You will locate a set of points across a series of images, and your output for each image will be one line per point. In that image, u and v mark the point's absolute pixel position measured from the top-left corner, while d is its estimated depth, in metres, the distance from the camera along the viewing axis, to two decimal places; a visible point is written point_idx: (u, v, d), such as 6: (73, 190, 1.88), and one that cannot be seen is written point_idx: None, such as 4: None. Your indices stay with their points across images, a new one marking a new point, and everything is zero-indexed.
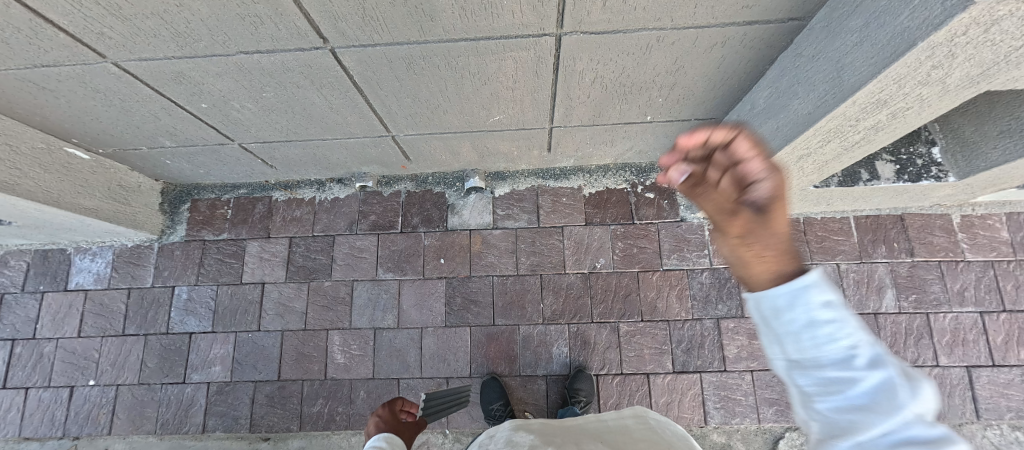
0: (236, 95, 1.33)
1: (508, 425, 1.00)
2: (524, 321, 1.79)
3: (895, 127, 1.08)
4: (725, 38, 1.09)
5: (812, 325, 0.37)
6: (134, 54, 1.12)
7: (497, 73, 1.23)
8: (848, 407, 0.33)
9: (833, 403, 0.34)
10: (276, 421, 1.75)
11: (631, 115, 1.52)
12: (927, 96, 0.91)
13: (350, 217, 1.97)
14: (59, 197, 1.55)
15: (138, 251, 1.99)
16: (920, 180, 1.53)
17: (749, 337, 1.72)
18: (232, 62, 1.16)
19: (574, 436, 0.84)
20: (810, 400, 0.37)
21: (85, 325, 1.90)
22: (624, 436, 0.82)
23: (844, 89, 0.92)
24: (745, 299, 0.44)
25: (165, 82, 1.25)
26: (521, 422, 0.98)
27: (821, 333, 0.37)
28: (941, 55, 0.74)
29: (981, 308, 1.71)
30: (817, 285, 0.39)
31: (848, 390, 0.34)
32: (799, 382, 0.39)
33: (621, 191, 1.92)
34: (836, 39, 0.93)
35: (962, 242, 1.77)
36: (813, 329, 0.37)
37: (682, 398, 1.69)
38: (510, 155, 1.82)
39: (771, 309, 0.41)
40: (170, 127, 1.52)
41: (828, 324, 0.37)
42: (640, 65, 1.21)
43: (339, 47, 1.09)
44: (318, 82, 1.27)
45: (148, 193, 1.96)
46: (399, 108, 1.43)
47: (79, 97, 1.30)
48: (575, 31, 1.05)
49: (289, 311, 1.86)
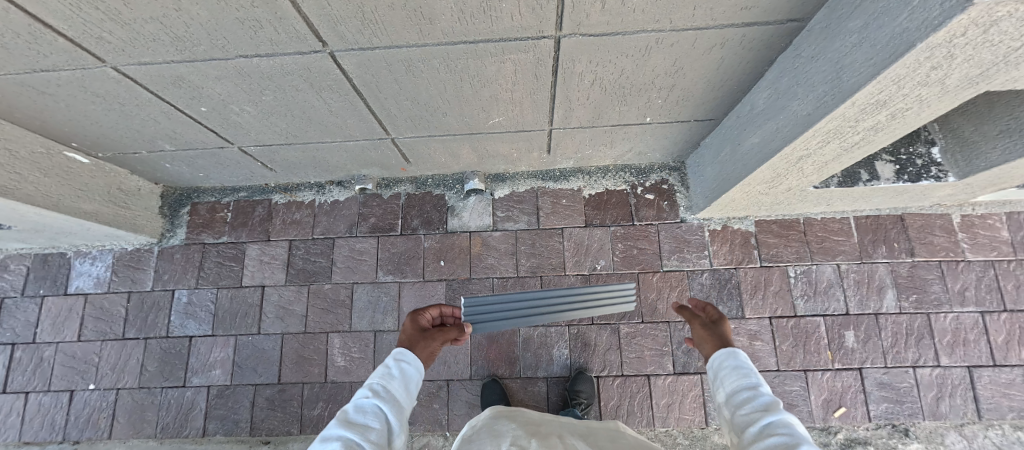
0: (236, 98, 1.33)
1: (492, 411, 0.96)
2: (524, 323, 1.79)
3: (895, 128, 1.08)
4: (724, 40, 1.09)
5: (740, 373, 0.81)
6: (133, 58, 1.12)
7: (497, 76, 1.23)
8: (757, 408, 0.72)
9: (750, 406, 0.73)
10: (276, 425, 1.74)
11: (631, 117, 1.52)
12: (927, 97, 0.91)
13: (350, 220, 1.97)
14: (59, 201, 1.54)
15: (138, 255, 1.99)
16: (920, 180, 1.52)
17: (749, 338, 1.72)
18: (231, 66, 1.16)
19: (557, 431, 0.83)
20: (743, 411, 0.74)
21: (85, 329, 1.90)
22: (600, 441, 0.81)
23: (844, 91, 0.92)
24: (710, 359, 0.92)
25: (164, 86, 1.25)
26: (503, 412, 0.96)
27: (745, 377, 0.80)
28: (940, 56, 0.74)
29: (982, 308, 1.71)
30: (731, 353, 0.88)
31: (756, 401, 0.73)
32: (739, 401, 0.76)
33: (621, 193, 1.92)
34: (835, 41, 0.93)
35: (963, 242, 1.77)
36: (741, 374, 0.81)
37: (683, 399, 1.68)
38: (510, 157, 1.82)
39: (722, 363, 0.87)
40: (170, 130, 1.52)
41: (746, 374, 0.81)
42: (640, 67, 1.21)
43: (339, 50, 1.09)
44: (318, 85, 1.27)
45: (147, 197, 1.96)
46: (399, 111, 1.43)
47: (78, 101, 1.30)
48: (574, 33, 1.05)
49: (289, 314, 1.86)
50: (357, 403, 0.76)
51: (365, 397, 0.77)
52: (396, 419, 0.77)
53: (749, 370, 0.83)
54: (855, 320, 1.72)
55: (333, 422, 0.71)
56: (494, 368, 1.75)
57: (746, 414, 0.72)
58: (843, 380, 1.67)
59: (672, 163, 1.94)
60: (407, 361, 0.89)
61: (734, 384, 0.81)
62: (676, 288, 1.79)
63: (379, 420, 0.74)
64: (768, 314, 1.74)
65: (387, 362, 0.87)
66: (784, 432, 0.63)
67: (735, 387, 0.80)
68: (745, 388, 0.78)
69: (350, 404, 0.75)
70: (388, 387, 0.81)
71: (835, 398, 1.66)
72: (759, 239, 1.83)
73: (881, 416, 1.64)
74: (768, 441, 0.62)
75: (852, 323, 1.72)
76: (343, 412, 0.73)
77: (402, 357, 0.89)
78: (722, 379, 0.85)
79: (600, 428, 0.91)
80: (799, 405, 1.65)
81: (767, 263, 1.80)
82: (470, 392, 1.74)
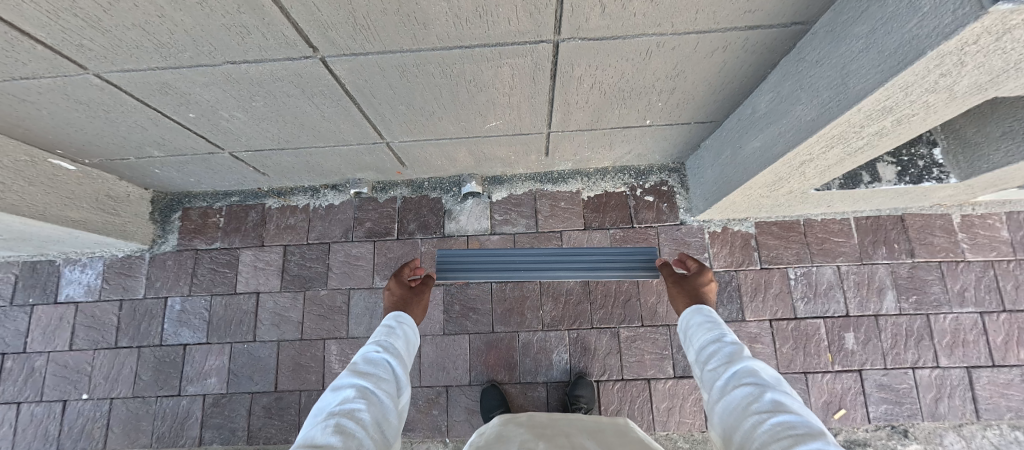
0: (225, 104, 1.29)
1: (499, 418, 0.94)
2: (523, 328, 1.77)
3: (899, 133, 1.06)
4: (726, 44, 1.06)
5: (716, 326, 0.89)
6: (117, 66, 1.08)
7: (493, 80, 1.20)
8: (726, 359, 0.79)
9: (720, 359, 0.80)
10: (274, 433, 1.73)
11: (630, 120, 1.49)
12: (934, 103, 0.89)
13: (346, 225, 1.94)
14: (45, 210, 1.50)
15: (129, 261, 1.95)
16: (922, 182, 1.51)
17: (749, 341, 1.71)
18: (220, 73, 1.12)
19: (563, 432, 0.82)
20: (710, 364, 0.82)
21: (76, 338, 1.86)
22: (609, 437, 0.82)
23: (850, 96, 0.90)
24: (685, 313, 1.02)
25: (150, 93, 1.21)
26: (511, 417, 0.94)
27: (719, 331, 0.87)
28: (950, 64, 0.72)
29: (981, 308, 1.70)
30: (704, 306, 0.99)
31: (729, 349, 0.81)
32: (706, 356, 0.85)
33: (620, 194, 1.90)
34: (840, 45, 0.91)
35: (963, 242, 1.76)
36: (716, 329, 0.88)
37: (683, 403, 1.68)
38: (507, 159, 1.79)
39: (695, 314, 0.98)
40: (158, 137, 1.49)
41: (720, 328, 0.89)
42: (639, 71, 1.18)
43: (331, 56, 1.06)
44: (310, 91, 1.23)
45: (137, 203, 1.92)
46: (393, 116, 1.39)
47: (62, 109, 1.26)
48: (573, 37, 1.01)
49: (284, 320, 1.83)
50: (364, 356, 0.82)
51: (374, 351, 0.84)
52: (402, 371, 0.83)
53: (719, 323, 0.91)
54: (855, 322, 1.71)
55: (344, 372, 0.77)
56: (493, 373, 1.74)
57: (713, 369, 0.80)
58: (842, 383, 1.67)
59: (672, 165, 1.92)
60: (406, 323, 0.98)
61: (704, 340, 0.89)
62: None
63: (387, 372, 0.80)
64: (768, 316, 1.74)
65: (388, 325, 0.94)
66: (750, 382, 0.71)
67: (702, 343, 0.88)
68: (712, 341, 0.86)
69: (359, 358, 0.81)
70: (394, 345, 0.89)
71: (835, 400, 1.66)
72: (759, 241, 1.81)
73: (881, 418, 1.64)
74: (736, 392, 0.70)
75: (852, 325, 1.71)
76: (353, 364, 0.79)
77: (402, 320, 0.98)
78: (693, 337, 0.93)
79: (610, 426, 0.89)
80: None
81: (767, 266, 1.79)
82: (469, 398, 1.72)
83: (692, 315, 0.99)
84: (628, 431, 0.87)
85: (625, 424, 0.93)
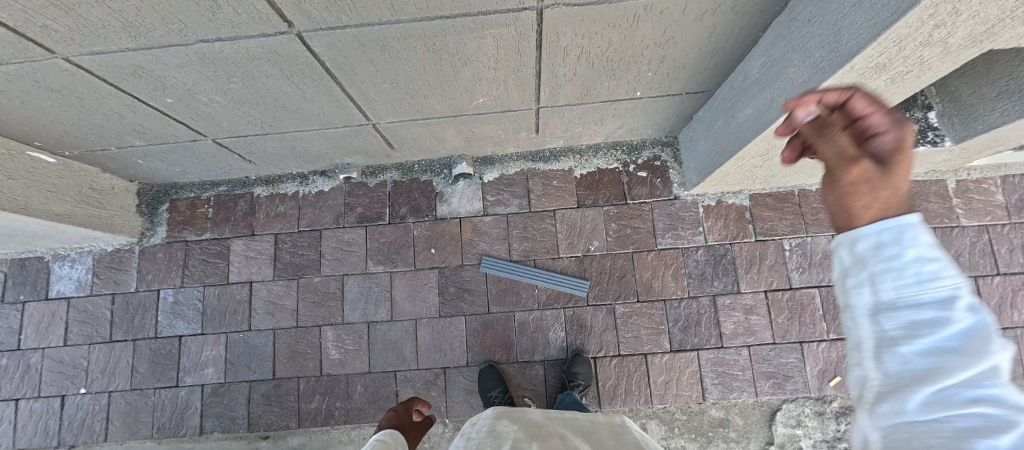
0: (203, 87, 1.25)
1: (496, 409, 0.94)
2: (519, 307, 1.77)
3: (893, 94, 1.04)
4: (716, 5, 1.02)
5: (926, 275, 0.37)
6: (85, 48, 1.03)
7: (477, 52, 1.16)
8: (936, 350, 0.34)
9: (921, 346, 0.35)
10: (274, 419, 1.73)
11: (620, 92, 1.46)
12: (928, 58, 0.86)
13: (337, 211, 1.91)
14: (27, 204, 1.46)
15: (119, 256, 1.93)
16: (915, 147, 1.48)
17: (745, 313, 1.72)
18: (194, 53, 1.08)
19: (558, 432, 0.83)
20: (889, 344, 0.36)
21: (70, 334, 1.85)
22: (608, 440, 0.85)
23: (842, 54, 0.87)
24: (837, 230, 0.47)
25: (124, 77, 1.17)
26: (505, 411, 0.94)
27: (927, 274, 0.37)
28: (945, 13, 0.69)
29: (975, 272, 1.71)
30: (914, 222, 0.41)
31: (938, 331, 0.34)
32: (881, 323, 0.38)
33: (613, 171, 1.88)
34: (833, 1, 0.88)
35: (958, 208, 1.75)
36: (927, 277, 0.37)
37: (681, 376, 1.69)
38: (497, 138, 1.75)
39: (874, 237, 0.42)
40: (137, 125, 1.45)
41: (931, 266, 0.37)
42: (628, 38, 1.14)
43: (307, 31, 1.02)
44: (288, 70, 1.19)
45: (123, 195, 1.88)
46: (377, 95, 1.36)
47: (34, 97, 1.21)
48: (556, 4, 0.98)
49: (279, 309, 1.82)
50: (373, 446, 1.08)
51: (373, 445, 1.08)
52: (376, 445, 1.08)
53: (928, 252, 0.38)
54: None
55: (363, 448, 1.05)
56: (490, 354, 1.74)
57: (905, 362, 0.35)
58: (838, 350, 1.68)
59: (665, 139, 1.89)
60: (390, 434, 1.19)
61: (889, 291, 0.38)
62: (671, 266, 1.77)
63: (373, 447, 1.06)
64: (763, 288, 1.74)
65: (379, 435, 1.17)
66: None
67: (884, 291, 0.38)
68: (916, 304, 0.36)
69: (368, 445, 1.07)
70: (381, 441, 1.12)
71: (830, 368, 1.67)
72: (754, 213, 1.80)
73: None
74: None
75: None
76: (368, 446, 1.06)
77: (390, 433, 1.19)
78: (866, 266, 0.41)
79: (608, 427, 0.92)
80: (795, 376, 1.67)
81: (762, 237, 1.78)
82: (467, 379, 1.73)
83: (866, 230, 0.43)
84: (624, 433, 0.91)
85: (621, 423, 0.97)
